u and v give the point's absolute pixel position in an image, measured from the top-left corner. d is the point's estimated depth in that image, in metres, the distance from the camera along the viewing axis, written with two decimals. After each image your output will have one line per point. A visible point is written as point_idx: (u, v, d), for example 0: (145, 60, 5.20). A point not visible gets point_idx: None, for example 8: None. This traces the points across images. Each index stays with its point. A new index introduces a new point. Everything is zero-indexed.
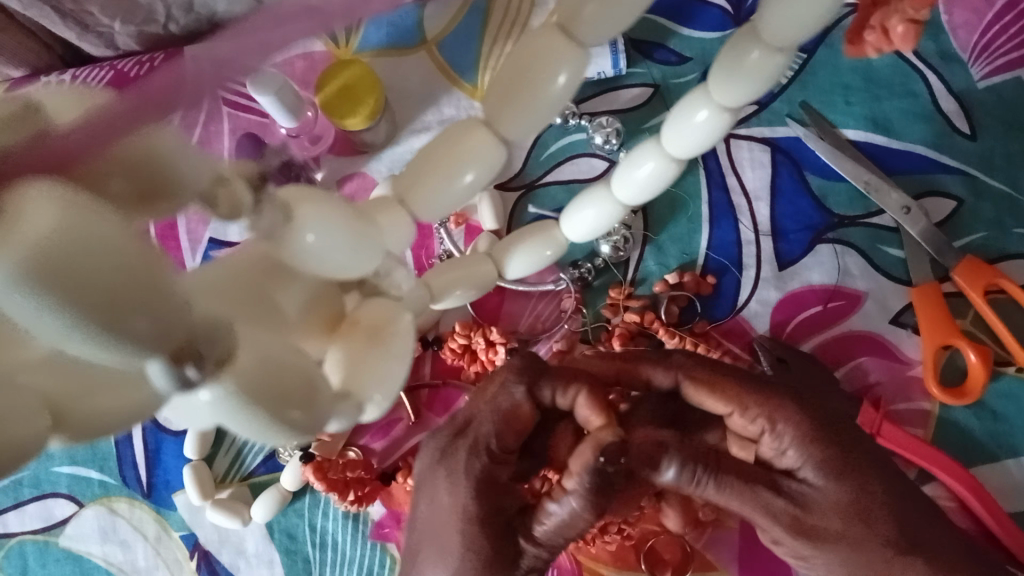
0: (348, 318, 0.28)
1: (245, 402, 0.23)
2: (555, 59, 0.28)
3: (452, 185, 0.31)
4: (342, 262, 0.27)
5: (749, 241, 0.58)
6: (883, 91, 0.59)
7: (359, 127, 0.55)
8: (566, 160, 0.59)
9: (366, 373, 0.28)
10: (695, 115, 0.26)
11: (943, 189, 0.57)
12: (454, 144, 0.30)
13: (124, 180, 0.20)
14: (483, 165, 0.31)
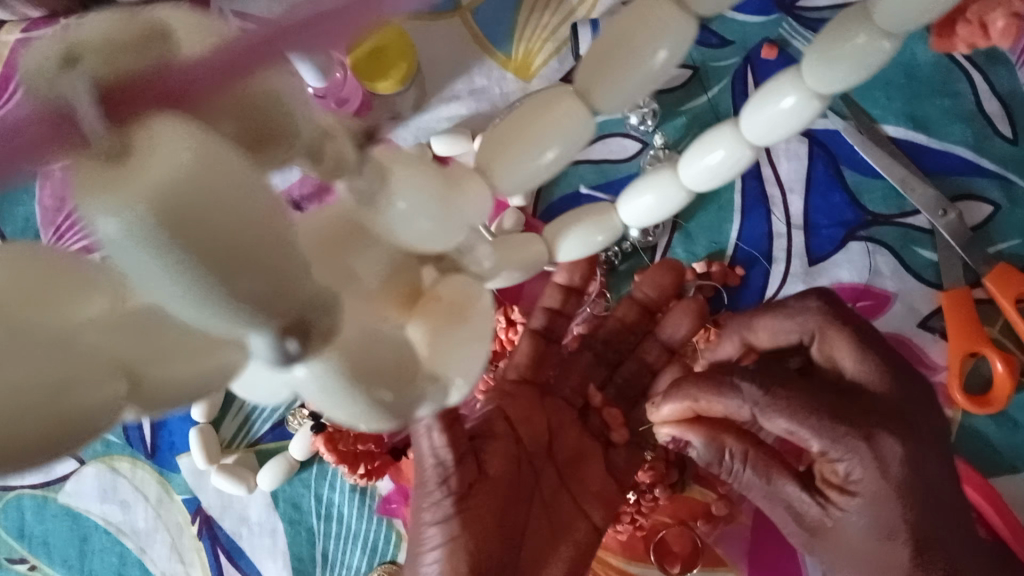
0: (427, 293, 0.24)
1: (343, 382, 0.21)
2: (663, 30, 0.27)
3: (535, 158, 0.28)
4: (429, 234, 0.24)
5: (780, 234, 0.56)
6: (924, 90, 0.58)
7: (389, 91, 0.55)
8: (598, 138, 0.57)
9: (448, 354, 0.24)
10: (782, 101, 0.24)
11: (979, 194, 0.56)
12: (541, 111, 0.28)
13: (241, 125, 0.18)
14: (567, 141, 0.29)
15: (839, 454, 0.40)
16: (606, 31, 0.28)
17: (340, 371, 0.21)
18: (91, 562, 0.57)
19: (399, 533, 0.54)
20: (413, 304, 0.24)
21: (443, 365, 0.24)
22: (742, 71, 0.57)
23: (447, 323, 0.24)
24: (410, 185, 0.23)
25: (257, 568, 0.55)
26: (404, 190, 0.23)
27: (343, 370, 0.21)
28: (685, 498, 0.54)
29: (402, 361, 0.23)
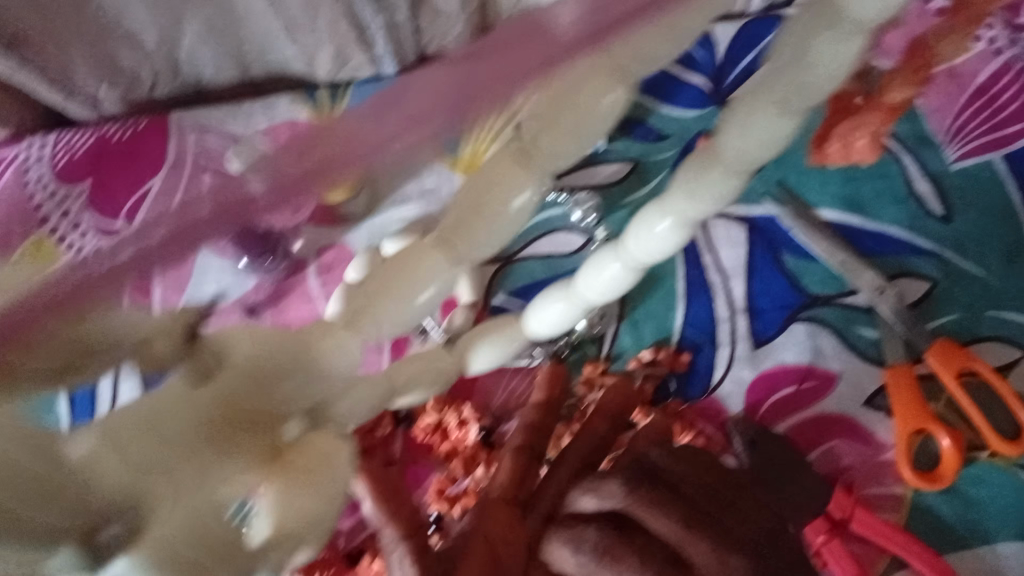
0: (286, 453, 0.25)
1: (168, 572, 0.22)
2: (510, 186, 0.29)
3: (410, 302, 0.29)
4: (278, 395, 0.25)
5: (724, 319, 0.58)
6: (860, 174, 0.60)
7: (339, 197, 0.55)
8: (544, 234, 0.59)
9: (297, 519, 0.24)
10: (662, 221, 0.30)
11: (915, 271, 0.57)
12: (410, 260, 0.29)
13: (47, 358, 0.22)
14: (441, 282, 0.30)
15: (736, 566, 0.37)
16: (467, 183, 0.29)
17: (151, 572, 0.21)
18: None
19: None
20: (271, 464, 0.24)
21: (284, 531, 0.24)
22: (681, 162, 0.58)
23: (300, 483, 0.25)
24: (253, 363, 0.24)
25: None
26: (244, 372, 0.24)
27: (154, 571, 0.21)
28: None
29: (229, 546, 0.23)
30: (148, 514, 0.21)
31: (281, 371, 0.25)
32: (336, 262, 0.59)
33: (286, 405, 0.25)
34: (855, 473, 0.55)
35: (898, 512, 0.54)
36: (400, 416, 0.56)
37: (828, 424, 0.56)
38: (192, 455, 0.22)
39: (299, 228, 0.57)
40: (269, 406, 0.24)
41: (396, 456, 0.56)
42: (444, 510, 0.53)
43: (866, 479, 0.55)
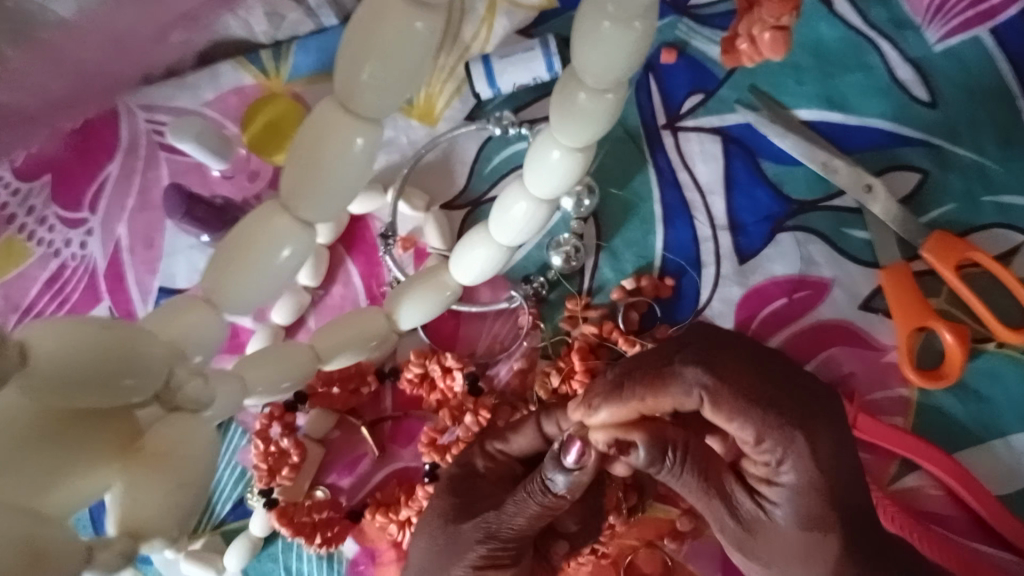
0: (139, 441, 0.23)
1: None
2: (343, 132, 0.29)
3: (271, 265, 0.30)
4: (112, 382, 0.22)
5: (707, 238, 0.55)
6: (836, 68, 0.56)
7: (287, 161, 0.55)
8: (512, 170, 0.57)
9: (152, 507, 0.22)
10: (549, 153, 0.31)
11: (906, 163, 0.55)
12: (258, 226, 0.30)
13: None
14: (298, 240, 0.30)
15: (777, 448, 0.42)
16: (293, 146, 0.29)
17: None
18: None
19: None
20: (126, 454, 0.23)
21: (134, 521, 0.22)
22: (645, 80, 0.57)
23: (156, 475, 0.23)
24: (65, 361, 0.21)
25: None
26: (57, 365, 0.20)
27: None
28: (647, 520, 0.53)
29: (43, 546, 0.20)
30: None
31: (127, 359, 0.22)
32: None
33: (137, 392, 0.22)
34: (858, 380, 0.53)
35: (906, 415, 0.53)
36: (384, 370, 0.55)
37: (825, 332, 0.54)
38: (27, 456, 0.21)
39: (262, 194, 0.57)
40: (110, 395, 0.22)
41: (388, 412, 0.55)
42: (438, 460, 0.53)
43: (869, 385, 0.53)
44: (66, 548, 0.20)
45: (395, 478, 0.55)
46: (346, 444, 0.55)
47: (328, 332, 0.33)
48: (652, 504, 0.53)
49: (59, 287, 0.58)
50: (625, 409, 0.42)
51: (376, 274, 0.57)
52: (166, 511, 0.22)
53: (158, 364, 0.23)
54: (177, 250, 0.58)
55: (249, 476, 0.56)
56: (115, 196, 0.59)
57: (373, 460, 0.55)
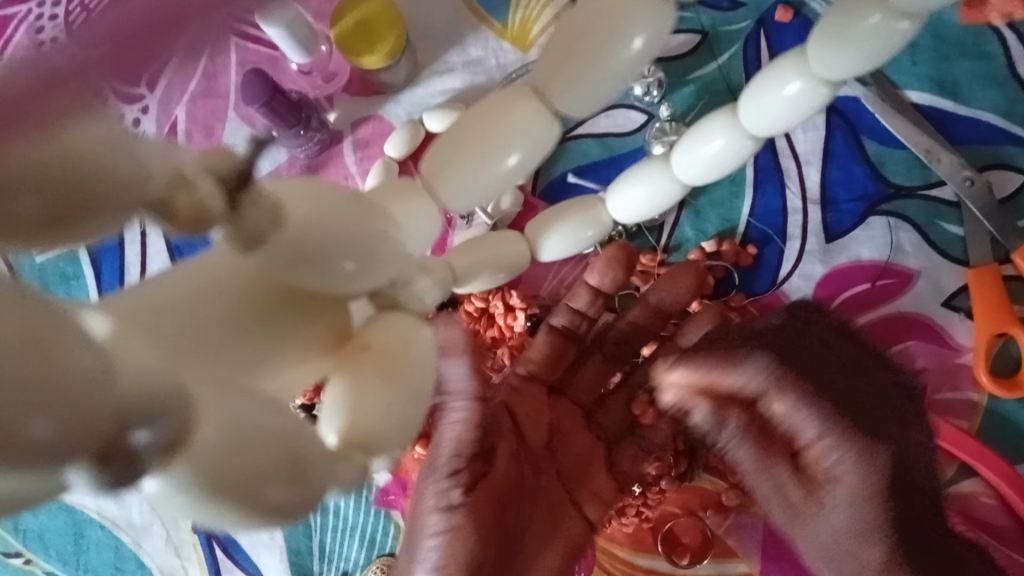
0: (357, 337, 0.22)
1: (196, 496, 0.18)
2: (633, 17, 0.25)
3: (493, 170, 0.27)
4: (349, 272, 0.21)
5: (795, 209, 0.53)
6: (953, 51, 0.53)
7: (377, 66, 0.50)
8: (602, 111, 0.54)
9: (376, 415, 0.21)
10: (786, 87, 0.26)
11: (1011, 163, 0.52)
12: (495, 119, 0.26)
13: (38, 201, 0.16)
14: (533, 142, 0.27)
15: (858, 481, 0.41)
16: (564, 24, 0.26)
17: (197, 484, 0.18)
18: (87, 556, 0.56)
19: (398, 524, 0.53)
20: (339, 349, 0.22)
21: (360, 429, 0.21)
22: (755, 35, 0.52)
23: (371, 374, 0.22)
24: (317, 220, 0.21)
25: (256, 564, 0.54)
26: (310, 226, 0.20)
27: (199, 484, 0.18)
28: (687, 487, 0.52)
29: (297, 460, 0.19)
30: (188, 413, 0.17)
31: (359, 238, 0.21)
32: (372, 136, 0.55)
33: (357, 283, 0.22)
34: (929, 377, 0.51)
35: (972, 420, 0.50)
36: (444, 301, 0.53)
37: (903, 324, 0.52)
38: (245, 343, 0.20)
39: (334, 98, 0.55)
40: (333, 278, 0.21)
41: None
42: None
43: (939, 383, 0.51)
44: (316, 456, 0.20)
45: None
46: None
47: (466, 251, 0.32)
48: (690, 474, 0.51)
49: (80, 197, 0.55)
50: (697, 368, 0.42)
51: None
52: (392, 420, 0.22)
53: (386, 262, 0.23)
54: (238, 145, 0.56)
55: None
56: None
57: None
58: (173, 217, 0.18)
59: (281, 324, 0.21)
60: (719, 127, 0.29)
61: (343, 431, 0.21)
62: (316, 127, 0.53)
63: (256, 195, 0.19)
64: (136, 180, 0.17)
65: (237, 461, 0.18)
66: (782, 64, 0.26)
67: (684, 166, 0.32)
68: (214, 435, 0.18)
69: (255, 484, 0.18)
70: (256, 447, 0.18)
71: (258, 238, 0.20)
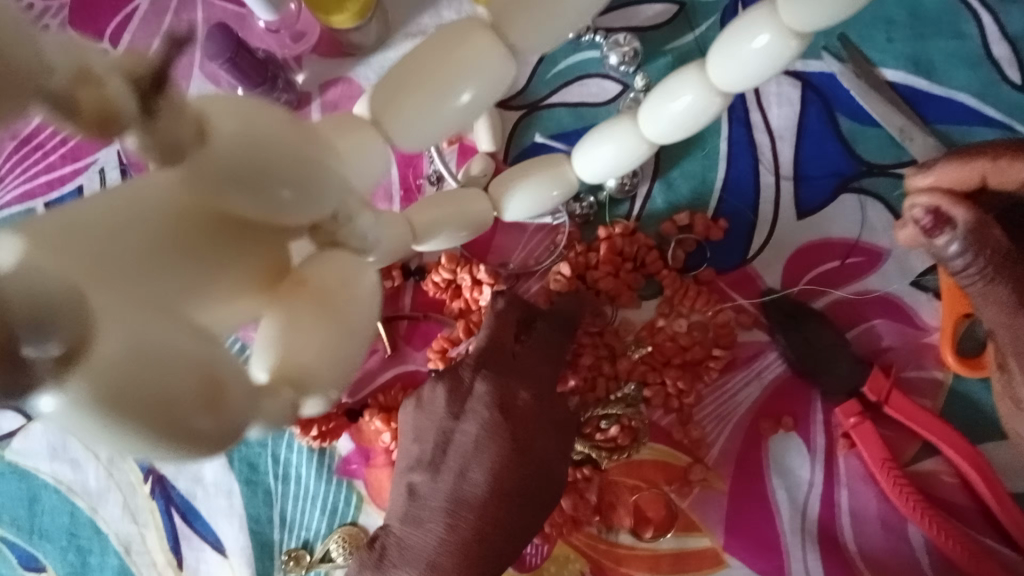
0: (293, 274, 0.24)
1: (104, 417, 0.19)
2: None
3: (446, 106, 0.27)
4: (282, 201, 0.22)
5: (767, 184, 0.53)
6: (930, 29, 0.53)
7: (346, 26, 0.49)
8: (576, 79, 0.53)
9: (305, 347, 0.23)
10: (754, 39, 0.25)
11: (982, 143, 0.52)
12: (447, 56, 0.27)
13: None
14: (486, 80, 0.27)
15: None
16: None
17: (106, 403, 0.18)
18: (40, 522, 0.54)
19: (360, 494, 0.52)
20: (275, 285, 0.24)
21: (290, 367, 0.23)
22: (732, 7, 0.52)
23: (309, 309, 0.24)
24: (247, 140, 0.21)
25: (214, 531, 0.53)
26: (239, 147, 0.21)
27: (107, 404, 0.18)
28: (649, 460, 0.52)
29: (213, 390, 0.20)
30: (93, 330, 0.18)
31: (295, 167, 0.22)
32: (340, 99, 0.53)
33: (292, 211, 0.23)
34: (894, 355, 0.51)
35: (935, 399, 0.50)
36: (411, 268, 0.53)
37: (870, 303, 0.51)
38: (174, 267, 0.22)
39: (303, 58, 0.54)
40: (266, 205, 0.22)
41: (405, 311, 0.53)
42: None
43: (905, 362, 0.51)
44: (235, 385, 0.21)
45: (401, 381, 0.52)
46: None
47: (429, 205, 0.32)
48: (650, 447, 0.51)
49: (22, 166, 0.54)
50: (965, 168, 0.41)
51: (414, 165, 0.53)
52: (321, 355, 0.23)
53: (327, 195, 0.23)
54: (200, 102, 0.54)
55: None
56: (141, 30, 0.54)
57: (383, 358, 0.53)
58: (76, 116, 0.17)
59: (214, 253, 0.23)
60: (687, 83, 0.29)
61: (276, 366, 0.23)
62: (283, 87, 0.51)
63: (180, 105, 0.19)
64: (33, 70, 0.16)
65: (144, 381, 0.19)
66: (752, 16, 0.25)
67: (651, 125, 0.31)
68: (122, 357, 0.18)
69: (169, 408, 0.19)
70: (170, 371, 0.19)
71: (179, 154, 0.20)
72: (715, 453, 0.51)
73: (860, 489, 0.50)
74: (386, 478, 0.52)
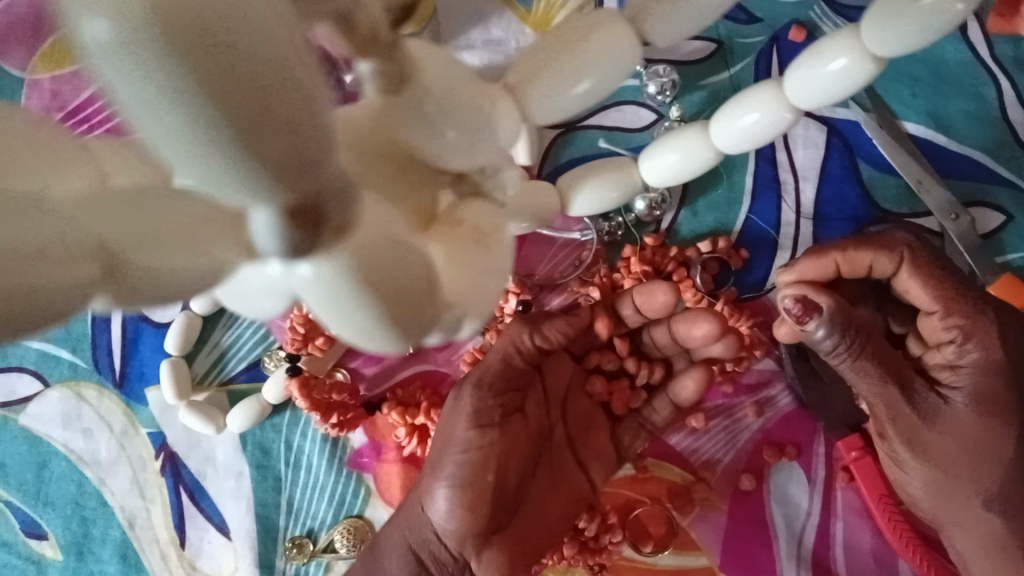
0: (443, 217, 0.24)
1: (347, 286, 0.18)
2: None
3: (565, 92, 0.26)
4: (461, 137, 0.23)
5: (789, 221, 0.55)
6: (950, 88, 0.55)
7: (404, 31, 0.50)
8: (613, 104, 0.55)
9: (470, 276, 0.23)
10: (832, 62, 0.26)
11: (992, 202, 0.54)
12: (577, 36, 0.25)
13: None
14: (606, 73, 0.26)
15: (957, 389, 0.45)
16: None
17: (340, 275, 0.18)
18: (47, 489, 0.55)
19: (368, 488, 0.53)
20: (427, 226, 0.23)
21: (461, 290, 0.22)
22: (767, 51, 0.54)
23: (465, 243, 0.23)
24: (443, 79, 0.22)
25: (220, 513, 0.53)
26: (439, 81, 0.22)
27: (346, 274, 0.18)
28: (654, 477, 0.53)
29: (429, 288, 0.21)
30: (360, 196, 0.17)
31: (475, 113, 0.23)
32: None
33: (465, 147, 0.23)
34: None
35: None
36: None
37: None
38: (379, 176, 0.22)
39: None
40: (446, 141, 0.23)
41: None
42: None
43: None
44: (433, 290, 0.21)
45: (419, 380, 0.53)
46: None
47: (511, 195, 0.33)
48: (653, 464, 0.53)
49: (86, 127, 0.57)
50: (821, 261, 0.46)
51: None
52: (480, 287, 0.23)
53: (487, 144, 0.24)
54: None
55: (269, 339, 0.54)
56: None
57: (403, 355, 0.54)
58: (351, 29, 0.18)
59: (389, 175, 0.22)
60: (759, 103, 0.31)
61: (452, 285, 0.22)
62: None
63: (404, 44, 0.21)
64: None
65: (381, 267, 0.19)
66: (831, 42, 0.26)
67: (722, 135, 0.33)
68: (369, 238, 0.19)
69: (392, 292, 0.19)
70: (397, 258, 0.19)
71: (402, 80, 0.21)
72: (719, 474, 0.53)
73: (855, 522, 0.51)
74: (395, 473, 0.53)
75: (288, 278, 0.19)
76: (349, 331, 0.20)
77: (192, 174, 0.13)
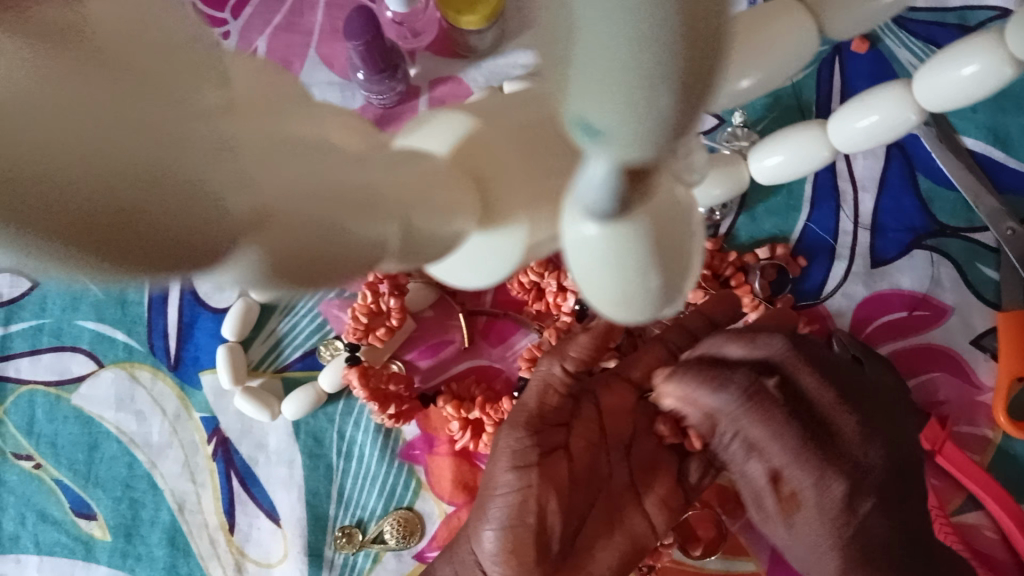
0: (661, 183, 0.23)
1: (632, 253, 0.17)
2: None
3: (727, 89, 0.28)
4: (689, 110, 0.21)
5: (846, 231, 0.55)
6: (1011, 105, 0.56)
7: (473, 27, 0.52)
8: None
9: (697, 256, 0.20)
10: (964, 69, 0.30)
11: None
12: (765, 21, 0.29)
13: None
14: (755, 69, 0.28)
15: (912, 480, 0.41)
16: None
17: (633, 234, 0.17)
18: (97, 470, 0.55)
19: (419, 480, 0.53)
20: None
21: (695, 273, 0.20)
22: (830, 60, 0.54)
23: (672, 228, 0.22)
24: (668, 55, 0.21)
25: (271, 500, 0.53)
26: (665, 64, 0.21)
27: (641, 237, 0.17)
28: (704, 481, 0.54)
29: (681, 264, 0.19)
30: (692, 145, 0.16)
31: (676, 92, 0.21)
32: (448, 97, 0.55)
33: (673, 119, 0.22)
34: (949, 408, 0.52)
35: (983, 454, 0.52)
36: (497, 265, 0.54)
37: (935, 356, 0.53)
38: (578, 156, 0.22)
39: (417, 53, 0.56)
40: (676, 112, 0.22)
41: (485, 306, 0.55)
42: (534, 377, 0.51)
43: (958, 415, 0.52)
44: (684, 270, 0.19)
45: (474, 374, 0.54)
46: (437, 326, 0.55)
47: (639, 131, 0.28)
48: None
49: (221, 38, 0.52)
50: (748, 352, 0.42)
51: None
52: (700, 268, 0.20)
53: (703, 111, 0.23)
54: (313, 82, 0.56)
55: (326, 330, 0.55)
56: (263, 8, 0.57)
57: (459, 349, 0.54)
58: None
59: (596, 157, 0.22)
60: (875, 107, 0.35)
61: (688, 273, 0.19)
62: (400, 77, 0.54)
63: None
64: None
65: (667, 236, 0.18)
66: (962, 52, 0.30)
67: (841, 136, 0.38)
68: (669, 198, 0.17)
69: (664, 263, 0.18)
70: (676, 229, 0.18)
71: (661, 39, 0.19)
72: None
73: None
74: (447, 467, 0.53)
75: (571, 238, 0.18)
76: (612, 300, 0.19)
77: (598, 124, 0.14)
